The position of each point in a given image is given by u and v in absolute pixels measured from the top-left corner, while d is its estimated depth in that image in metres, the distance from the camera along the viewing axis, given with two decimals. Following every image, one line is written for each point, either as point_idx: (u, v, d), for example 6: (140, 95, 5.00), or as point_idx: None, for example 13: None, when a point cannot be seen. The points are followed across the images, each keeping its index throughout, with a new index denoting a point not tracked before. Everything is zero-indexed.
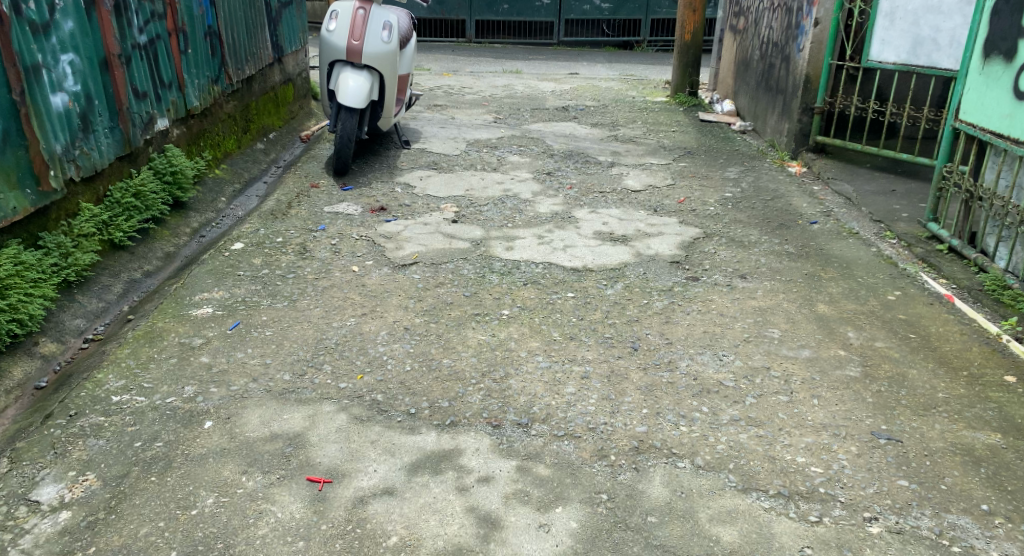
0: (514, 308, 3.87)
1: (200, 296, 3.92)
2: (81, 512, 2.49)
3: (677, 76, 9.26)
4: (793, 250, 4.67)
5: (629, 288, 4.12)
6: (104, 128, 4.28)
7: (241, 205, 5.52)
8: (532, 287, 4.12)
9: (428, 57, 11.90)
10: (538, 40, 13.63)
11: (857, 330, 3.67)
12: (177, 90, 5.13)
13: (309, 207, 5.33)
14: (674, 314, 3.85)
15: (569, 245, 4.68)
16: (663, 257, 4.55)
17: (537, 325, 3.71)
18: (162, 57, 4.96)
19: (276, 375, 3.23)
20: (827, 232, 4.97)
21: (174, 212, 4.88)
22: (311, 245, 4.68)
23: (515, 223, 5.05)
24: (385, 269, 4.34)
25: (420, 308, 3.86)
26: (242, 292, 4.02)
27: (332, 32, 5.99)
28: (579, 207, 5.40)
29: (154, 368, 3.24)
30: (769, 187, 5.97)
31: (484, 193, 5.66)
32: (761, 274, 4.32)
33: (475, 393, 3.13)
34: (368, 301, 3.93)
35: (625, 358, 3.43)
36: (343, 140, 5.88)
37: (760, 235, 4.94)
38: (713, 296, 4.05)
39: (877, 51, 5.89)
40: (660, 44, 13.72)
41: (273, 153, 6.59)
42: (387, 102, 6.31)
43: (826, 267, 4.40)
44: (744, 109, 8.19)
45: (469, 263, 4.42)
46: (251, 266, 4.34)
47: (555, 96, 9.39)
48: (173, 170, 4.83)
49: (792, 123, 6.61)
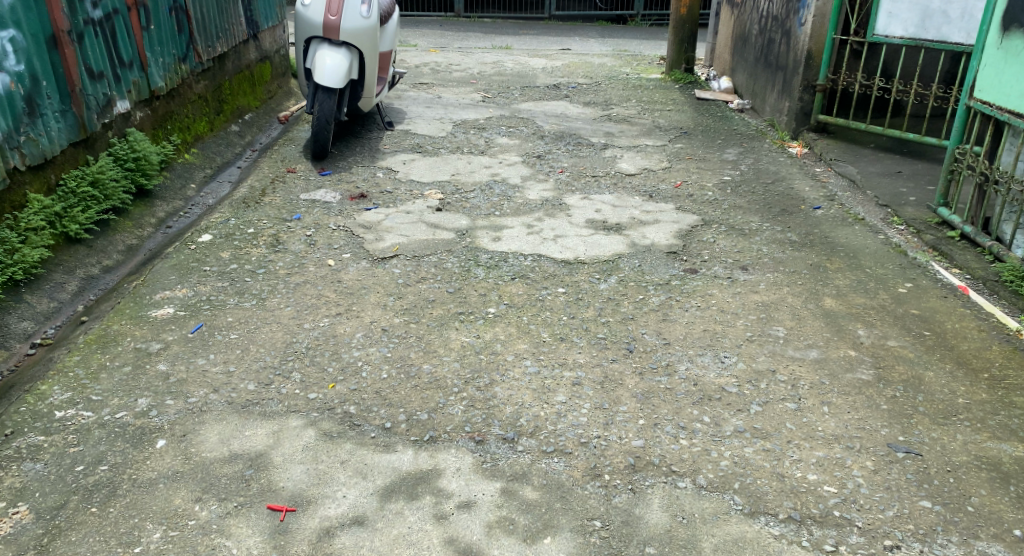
0: (501, 306, 3.65)
1: (161, 295, 3.65)
2: (8, 551, 2.21)
3: (673, 52, 8.93)
4: (796, 238, 4.43)
5: (624, 282, 3.91)
6: (54, 112, 3.97)
7: (212, 192, 5.22)
8: (520, 282, 3.90)
9: (415, 33, 11.53)
10: (529, 15, 13.30)
11: (867, 327, 3.40)
12: (139, 69, 4.82)
13: (284, 196, 5.06)
14: (672, 310, 3.63)
15: (559, 236, 4.48)
16: (659, 248, 4.36)
17: (525, 325, 3.48)
18: (120, 34, 4.64)
19: (240, 385, 2.97)
20: (831, 218, 4.73)
21: (138, 201, 4.58)
22: (284, 237, 4.43)
23: (503, 211, 4.83)
24: (363, 263, 4.10)
25: (399, 307, 3.63)
26: (207, 290, 3.75)
27: (309, 7, 5.70)
28: (569, 193, 5.18)
29: (105, 379, 2.95)
30: (769, 169, 5.71)
31: (470, 178, 5.43)
32: (764, 265, 4.10)
33: (457, 403, 2.88)
34: (343, 299, 3.69)
35: (620, 361, 3.19)
36: (321, 121, 5.60)
37: (761, 222, 4.71)
38: (713, 290, 3.83)
39: (884, 25, 5.60)
40: (655, 19, 13.32)
41: (249, 137, 6.29)
42: (368, 81, 6.01)
43: (832, 257, 4.15)
44: (742, 86, 7.91)
45: (454, 256, 4.18)
46: (219, 261, 4.07)
47: (546, 73, 9.09)
48: (135, 157, 4.55)
49: (793, 101, 6.35)
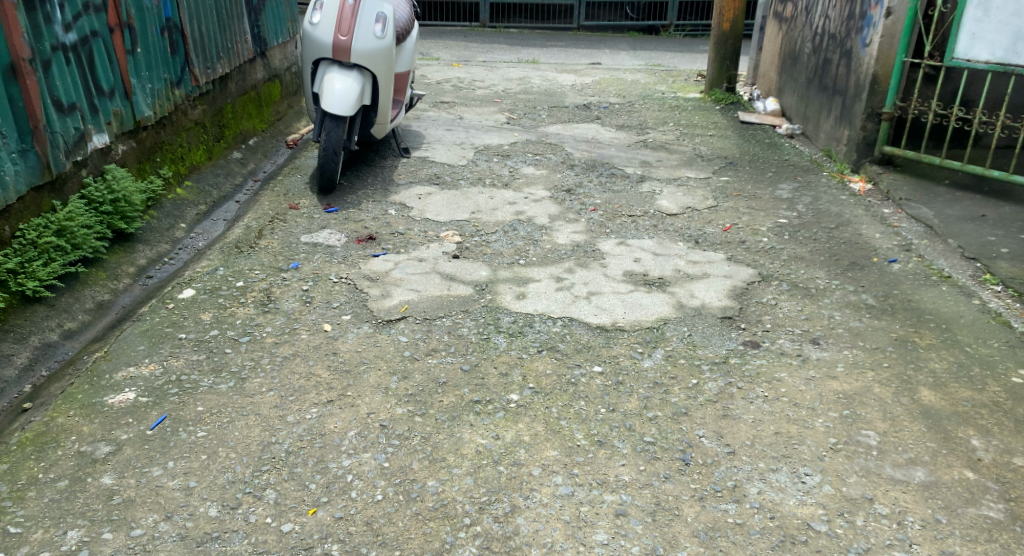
0: (525, 392, 3.07)
1: (124, 374, 3.04)
2: None
3: (714, 70, 8.28)
4: (873, 302, 3.82)
5: (671, 359, 3.32)
6: (10, 153, 3.43)
7: (204, 232, 4.67)
8: (548, 357, 3.33)
9: (438, 45, 10.99)
10: (556, 25, 12.74)
11: (983, 435, 2.78)
12: (122, 97, 4.27)
13: (283, 239, 4.52)
14: (733, 402, 3.02)
15: (594, 292, 3.91)
16: (711, 310, 3.75)
17: (554, 420, 2.89)
18: (100, 59, 4.09)
19: (199, 510, 2.39)
20: (911, 275, 4.10)
21: (115, 247, 4.01)
22: (277, 292, 3.86)
23: (529, 260, 4.31)
24: (365, 327, 3.55)
25: (403, 391, 3.06)
26: (179, 365, 3.15)
27: (317, 25, 5.14)
28: (603, 236, 4.62)
29: (32, 500, 2.40)
30: (831, 209, 5.06)
31: (492, 217, 4.91)
32: (838, 338, 3.49)
33: (469, 544, 2.33)
34: (338, 380, 3.11)
35: (675, 481, 2.58)
36: (329, 152, 5.03)
37: (828, 279, 4.08)
38: (782, 373, 3.22)
39: (965, 48, 4.92)
40: (689, 28, 12.76)
41: (251, 164, 5.73)
42: (382, 105, 5.45)
43: (920, 330, 3.53)
44: (791, 109, 7.24)
45: (470, 318, 3.65)
46: (198, 324, 3.48)
47: (576, 91, 8.48)
48: (113, 198, 3.99)
49: (854, 130, 5.68)
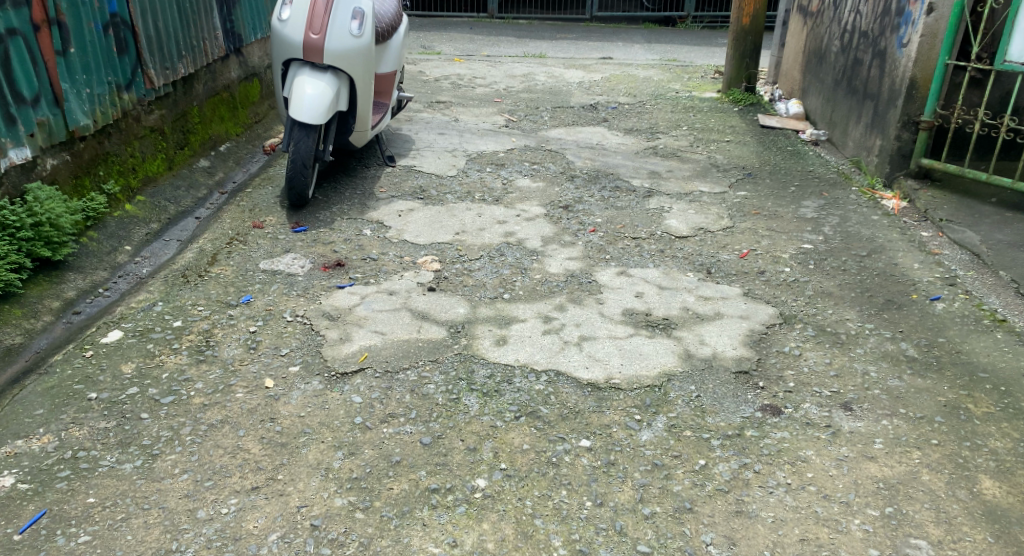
0: (495, 475, 2.52)
1: (6, 451, 2.56)
2: None
3: (732, 68, 7.66)
4: (915, 353, 3.24)
5: (675, 430, 2.75)
6: None
7: (152, 254, 4.14)
8: (526, 425, 2.77)
9: (440, 38, 10.40)
10: (567, 16, 12.11)
11: None
12: (50, 104, 3.77)
13: (239, 265, 3.98)
14: (749, 495, 2.47)
15: (586, 337, 3.34)
16: (724, 361, 3.18)
17: (527, 520, 2.37)
18: (19, 61, 3.59)
19: None
20: (959, 318, 3.51)
21: (37, 278, 3.50)
22: (218, 334, 3.31)
23: (515, 294, 3.74)
24: (314, 382, 2.99)
25: (347, 473, 2.52)
26: (81, 436, 2.63)
27: (286, 21, 4.59)
28: (602, 264, 4.06)
29: None
30: (862, 232, 4.47)
31: (478, 238, 4.36)
32: (876, 403, 2.91)
33: None
34: (272, 456, 2.58)
35: None
36: (298, 165, 4.47)
37: (861, 322, 3.50)
38: (809, 452, 2.65)
39: (1020, 50, 4.30)
40: (707, 20, 12.08)
41: (218, 173, 5.18)
42: (361, 111, 4.90)
43: (974, 393, 2.96)
44: (816, 112, 6.62)
45: (439, 370, 3.08)
46: (116, 377, 2.97)
47: (583, 90, 7.88)
48: (34, 222, 3.47)
49: (888, 140, 5.06)
